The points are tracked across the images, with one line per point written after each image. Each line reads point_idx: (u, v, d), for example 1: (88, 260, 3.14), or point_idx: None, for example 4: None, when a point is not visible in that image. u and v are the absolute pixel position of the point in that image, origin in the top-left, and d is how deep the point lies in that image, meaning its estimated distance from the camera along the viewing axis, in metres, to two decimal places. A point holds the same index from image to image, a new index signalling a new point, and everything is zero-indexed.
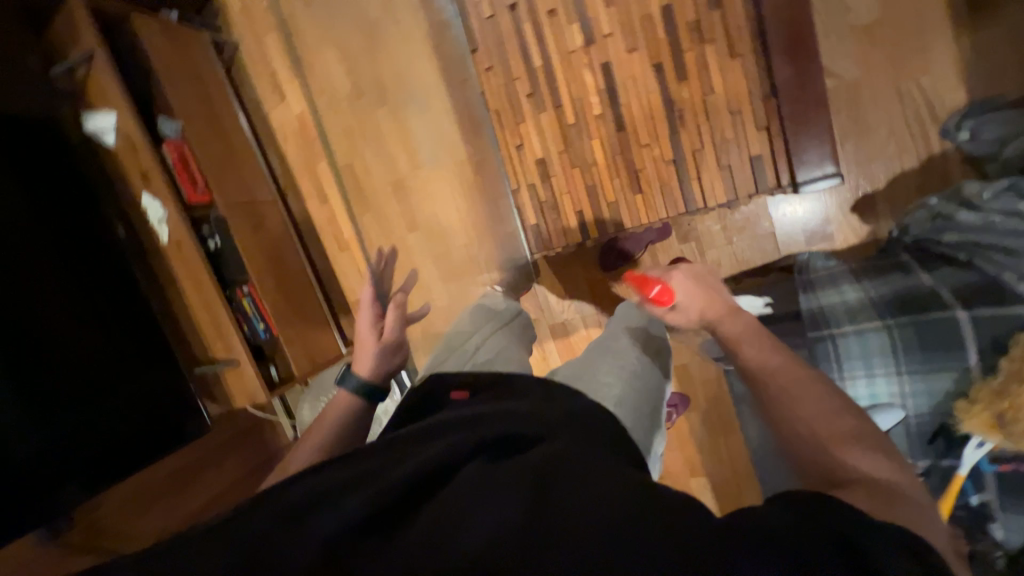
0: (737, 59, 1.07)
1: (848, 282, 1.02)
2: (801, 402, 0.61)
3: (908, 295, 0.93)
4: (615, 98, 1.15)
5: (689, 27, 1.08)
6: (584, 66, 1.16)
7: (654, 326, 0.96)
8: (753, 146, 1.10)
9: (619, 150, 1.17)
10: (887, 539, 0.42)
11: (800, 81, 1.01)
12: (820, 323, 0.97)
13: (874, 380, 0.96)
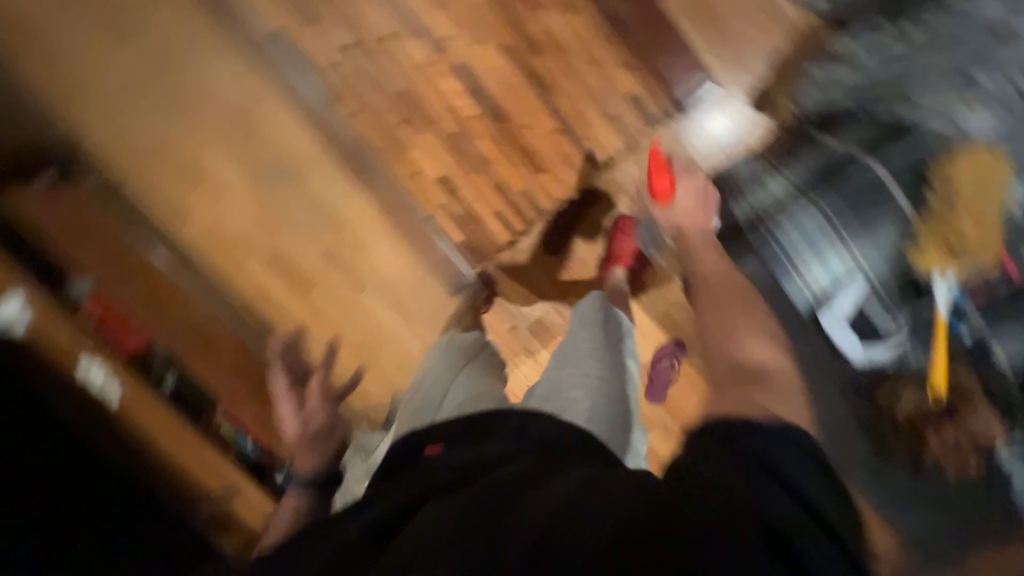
0: (578, 12, 1.15)
1: (769, 175, 1.09)
2: (717, 307, 0.98)
3: (825, 166, 1.04)
4: (480, 92, 1.18)
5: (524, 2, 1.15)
6: (441, 75, 1.18)
7: (612, 325, 0.97)
8: (623, 88, 1.18)
9: (508, 137, 1.21)
10: (790, 461, 0.63)
11: (643, 15, 1.17)
12: (758, 224, 1.06)
13: (824, 261, 1.02)
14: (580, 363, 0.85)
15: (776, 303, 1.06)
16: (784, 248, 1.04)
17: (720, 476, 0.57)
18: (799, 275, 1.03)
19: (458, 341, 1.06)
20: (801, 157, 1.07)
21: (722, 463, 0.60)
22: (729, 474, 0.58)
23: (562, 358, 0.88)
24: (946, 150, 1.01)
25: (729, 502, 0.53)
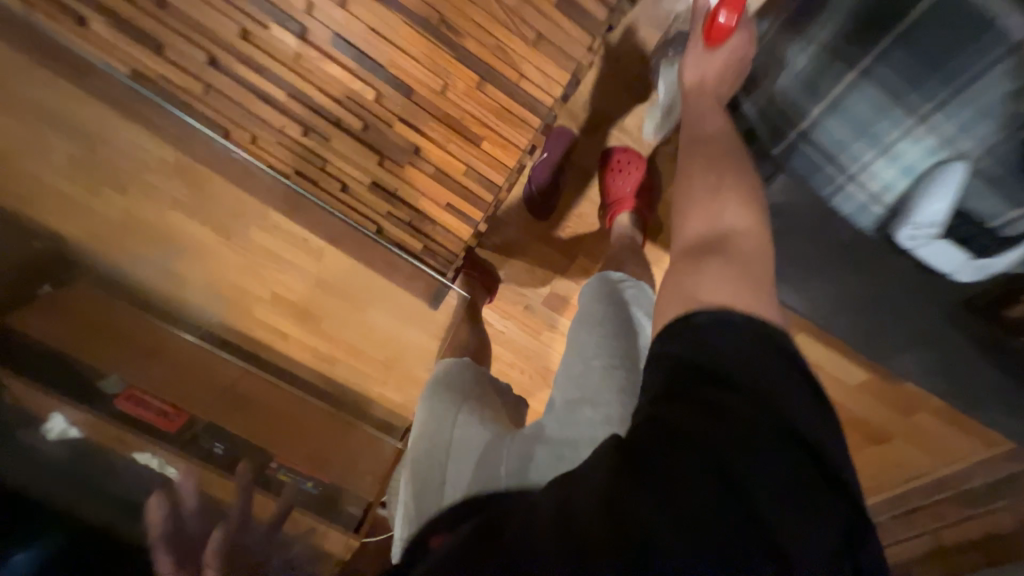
0: None
1: (793, 44, 0.81)
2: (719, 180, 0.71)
3: (875, 10, 0.75)
4: (371, 67, 0.76)
5: None
6: (316, 61, 0.78)
7: (623, 326, 0.82)
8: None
9: (425, 112, 0.80)
10: (803, 401, 0.52)
11: None
12: (793, 120, 0.83)
13: (884, 156, 0.85)
14: (593, 391, 0.72)
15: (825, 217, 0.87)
16: (830, 153, 0.84)
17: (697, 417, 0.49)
18: (853, 182, 0.87)
19: (453, 378, 0.94)
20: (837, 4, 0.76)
21: (680, 376, 0.53)
22: (750, 419, 0.49)
23: (573, 386, 0.76)
24: None
25: (707, 439, 0.48)
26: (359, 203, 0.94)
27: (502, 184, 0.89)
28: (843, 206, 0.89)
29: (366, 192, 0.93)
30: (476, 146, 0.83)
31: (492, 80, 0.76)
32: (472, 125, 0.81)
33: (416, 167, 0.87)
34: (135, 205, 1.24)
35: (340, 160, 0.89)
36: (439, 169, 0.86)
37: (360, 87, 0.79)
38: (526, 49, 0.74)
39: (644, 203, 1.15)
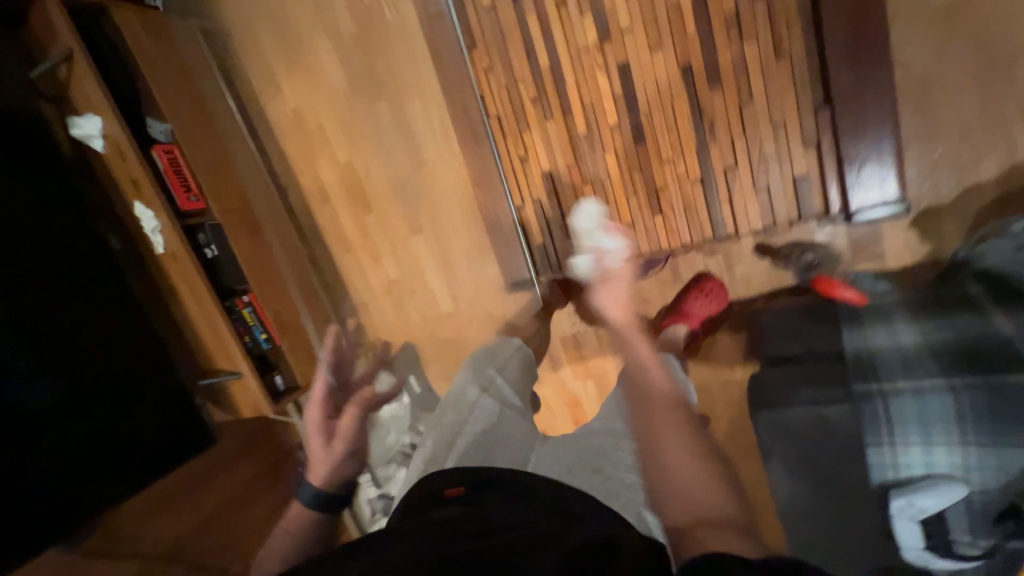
0: (783, 62, 0.80)
1: (904, 321, 0.89)
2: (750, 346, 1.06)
3: (977, 339, 0.77)
4: (632, 104, 0.89)
5: (726, 20, 0.81)
6: (597, 70, 0.90)
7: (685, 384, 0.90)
8: (796, 166, 0.85)
9: (637, 164, 0.92)
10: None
11: (858, 89, 0.78)
12: (867, 373, 0.80)
13: (931, 449, 0.73)
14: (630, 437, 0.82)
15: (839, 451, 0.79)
16: (892, 416, 0.75)
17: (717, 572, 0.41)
18: (888, 447, 0.75)
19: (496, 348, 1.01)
20: (947, 319, 0.85)
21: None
22: None
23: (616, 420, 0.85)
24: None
25: None
26: (523, 175, 1.01)
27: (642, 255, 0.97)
28: (866, 459, 0.77)
29: (536, 172, 1.00)
30: (650, 213, 0.94)
31: (703, 185, 0.90)
32: (657, 200, 0.93)
33: (592, 190, 0.97)
34: (305, 63, 1.57)
35: (541, 133, 0.96)
36: (612, 212, 0.96)
37: (608, 110, 0.90)
38: (749, 188, 0.88)
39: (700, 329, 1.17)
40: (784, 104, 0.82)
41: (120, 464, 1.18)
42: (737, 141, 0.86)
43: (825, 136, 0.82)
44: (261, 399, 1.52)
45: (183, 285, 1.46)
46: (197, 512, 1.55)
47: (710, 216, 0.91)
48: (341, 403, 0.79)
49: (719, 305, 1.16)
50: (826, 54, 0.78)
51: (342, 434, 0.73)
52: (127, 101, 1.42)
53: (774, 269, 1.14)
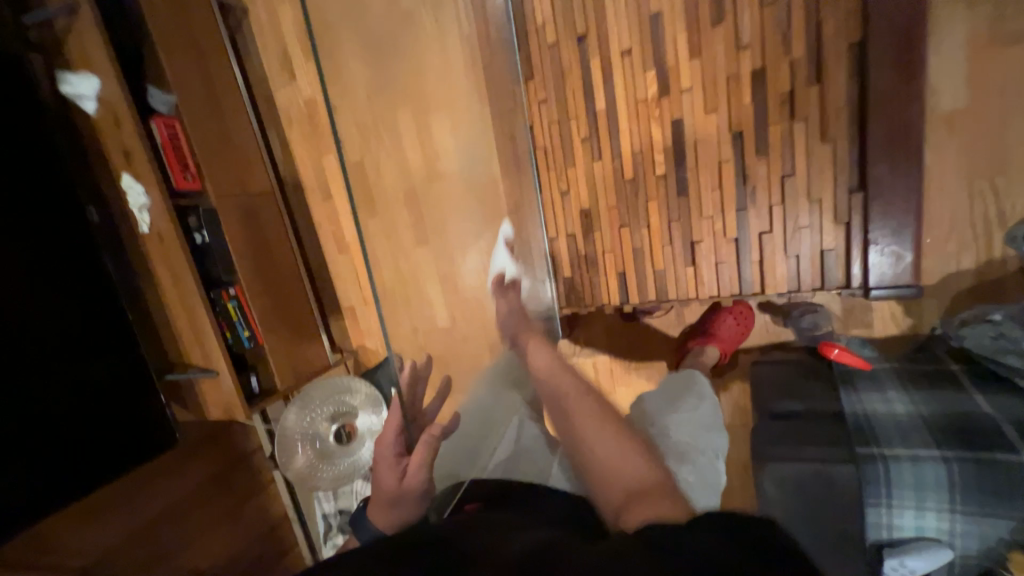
0: (828, 143, 0.99)
1: (896, 390, 0.98)
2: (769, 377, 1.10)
3: (962, 417, 0.86)
4: (681, 160, 1.09)
5: (781, 98, 1.01)
6: (652, 119, 1.10)
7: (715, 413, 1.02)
8: (826, 240, 1.04)
9: (675, 217, 1.12)
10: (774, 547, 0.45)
11: (892, 178, 0.97)
12: (868, 438, 0.87)
13: (923, 514, 0.81)
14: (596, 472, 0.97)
15: (844, 515, 0.83)
16: (891, 482, 0.82)
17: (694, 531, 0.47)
18: (886, 509, 0.82)
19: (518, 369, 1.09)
20: (935, 392, 0.94)
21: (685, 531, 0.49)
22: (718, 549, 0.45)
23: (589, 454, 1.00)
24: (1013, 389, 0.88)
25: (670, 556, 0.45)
26: (561, 209, 1.24)
27: (668, 297, 1.17)
28: (865, 519, 0.83)
29: (574, 207, 1.22)
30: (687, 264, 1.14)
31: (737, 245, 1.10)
32: (692, 250, 1.13)
33: (632, 232, 1.17)
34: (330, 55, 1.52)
35: (586, 170, 1.18)
36: (644, 254, 1.17)
37: (660, 165, 1.11)
38: (780, 253, 1.07)
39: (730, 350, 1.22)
40: (822, 182, 1.01)
41: (62, 466, 1.05)
42: (775, 208, 1.05)
43: (855, 217, 1.01)
44: (235, 401, 1.40)
45: (164, 271, 1.34)
46: (139, 516, 1.39)
47: (740, 272, 1.10)
48: (411, 441, 0.72)
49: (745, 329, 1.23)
50: (867, 148, 0.97)
51: (412, 479, 0.75)
52: (134, 66, 1.33)
53: (773, 325, 1.23)
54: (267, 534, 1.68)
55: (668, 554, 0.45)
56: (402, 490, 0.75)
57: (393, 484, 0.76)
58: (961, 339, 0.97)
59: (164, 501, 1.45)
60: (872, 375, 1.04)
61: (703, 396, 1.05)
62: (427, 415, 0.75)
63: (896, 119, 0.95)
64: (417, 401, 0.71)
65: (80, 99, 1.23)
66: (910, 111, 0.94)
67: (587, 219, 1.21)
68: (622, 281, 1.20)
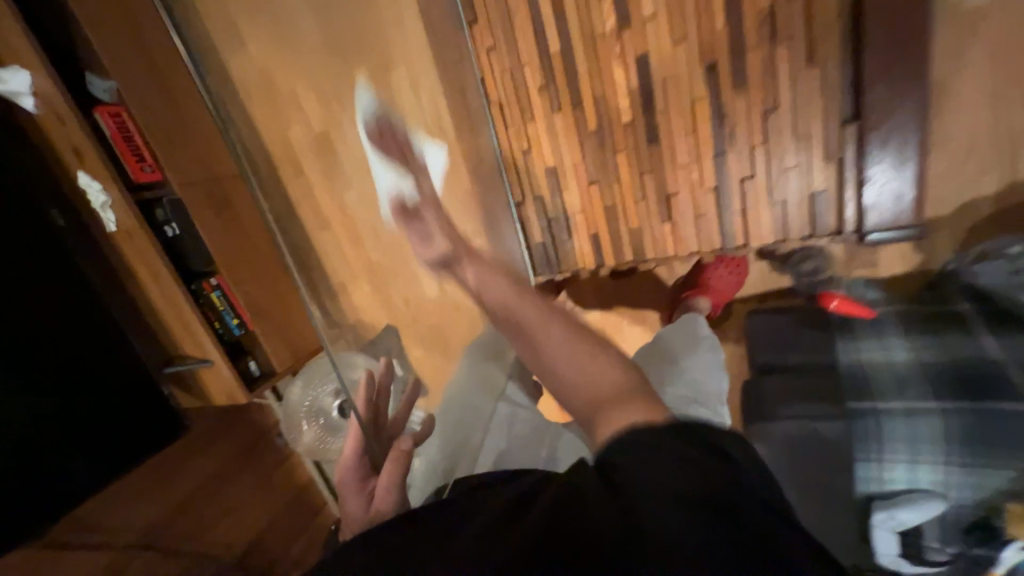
0: (815, 66, 0.88)
1: (896, 336, 0.92)
2: (761, 332, 1.03)
3: (966, 364, 0.81)
4: (650, 104, 0.99)
5: (759, 17, 0.88)
6: (614, 58, 0.98)
7: (709, 364, 0.94)
8: (817, 181, 0.95)
9: (648, 168, 1.03)
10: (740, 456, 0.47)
11: (892, 100, 0.85)
12: (861, 393, 0.82)
13: (915, 466, 0.78)
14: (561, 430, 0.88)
15: (833, 467, 0.81)
16: (883, 437, 0.78)
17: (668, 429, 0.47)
18: (876, 463, 0.80)
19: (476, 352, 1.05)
20: (939, 336, 0.88)
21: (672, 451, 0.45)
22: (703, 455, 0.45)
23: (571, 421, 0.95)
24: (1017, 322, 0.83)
25: (669, 470, 0.43)
26: (527, 169, 1.14)
27: (647, 257, 1.11)
28: (855, 474, 0.81)
29: (539, 167, 1.13)
30: (663, 220, 1.06)
31: (716, 194, 1.01)
32: (668, 204, 1.05)
33: (600, 190, 1.09)
34: None
35: (547, 124, 1.08)
36: (616, 211, 1.09)
37: (625, 113, 1.01)
38: (764, 200, 0.98)
39: (721, 302, 1.15)
40: (811, 114, 0.91)
41: (83, 464, 1.09)
42: (757, 148, 0.95)
43: (847, 153, 0.91)
44: (234, 387, 1.44)
45: (139, 269, 1.34)
46: (170, 498, 1.48)
47: (721, 224, 1.02)
48: (377, 458, 0.70)
49: (740, 278, 1.14)
50: (862, 67, 0.85)
51: (382, 502, 0.64)
52: (63, 53, 1.23)
53: (770, 272, 1.15)
54: (295, 501, 1.77)
55: (665, 459, 0.44)
56: (371, 514, 0.63)
57: (362, 513, 0.65)
58: (976, 276, 0.89)
59: (187, 485, 1.52)
60: (873, 321, 0.97)
61: (705, 341, 1.00)
62: (391, 429, 0.77)
63: (893, 27, 0.82)
64: (380, 413, 0.74)
65: (13, 96, 1.17)
66: (915, 16, 0.81)
67: (554, 178, 1.12)
68: (596, 242, 1.13)
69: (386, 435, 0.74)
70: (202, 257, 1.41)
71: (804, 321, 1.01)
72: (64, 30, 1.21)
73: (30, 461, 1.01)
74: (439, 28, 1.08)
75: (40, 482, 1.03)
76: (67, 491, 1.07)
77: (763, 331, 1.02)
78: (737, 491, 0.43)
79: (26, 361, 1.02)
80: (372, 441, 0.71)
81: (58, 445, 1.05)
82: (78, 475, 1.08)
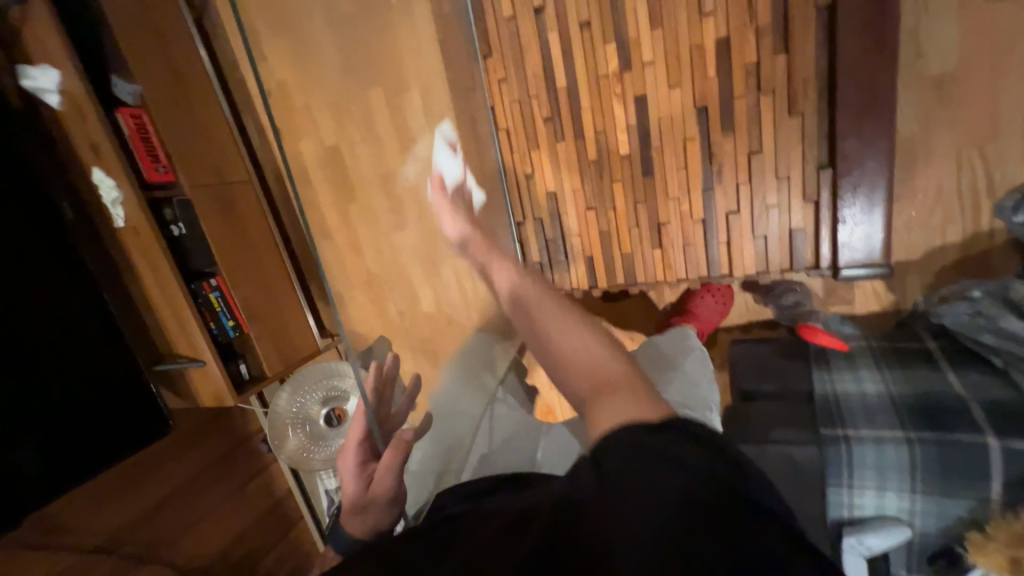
0: (797, 117, 0.96)
1: (868, 368, 0.97)
2: (743, 359, 1.07)
3: (930, 397, 0.86)
4: (646, 139, 1.06)
5: (747, 70, 0.97)
6: (615, 96, 1.07)
7: (697, 373, 0.98)
8: (797, 221, 1.02)
9: (642, 198, 1.10)
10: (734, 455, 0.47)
11: (864, 151, 0.94)
12: (834, 420, 0.87)
13: (884, 493, 0.82)
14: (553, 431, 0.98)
15: (807, 492, 0.85)
16: (853, 463, 0.83)
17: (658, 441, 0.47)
18: (847, 489, 0.84)
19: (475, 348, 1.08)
20: (906, 371, 0.94)
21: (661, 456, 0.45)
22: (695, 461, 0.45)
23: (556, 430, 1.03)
24: (976, 359, 0.89)
25: (659, 481, 0.44)
26: (528, 192, 1.21)
27: (637, 281, 1.16)
28: (827, 498, 0.85)
29: (541, 191, 1.19)
30: (654, 247, 1.13)
31: (705, 226, 1.08)
32: (659, 233, 1.11)
33: (596, 216, 1.15)
34: None
35: (550, 152, 1.15)
36: (611, 236, 1.15)
37: (623, 147, 1.08)
38: (749, 234, 1.05)
39: (708, 329, 1.19)
40: (792, 159, 0.99)
41: (63, 460, 1.08)
42: (743, 187, 1.03)
43: (823, 194, 0.99)
44: (223, 389, 1.43)
45: (141, 265, 1.36)
46: (142, 501, 1.44)
47: (708, 254, 1.09)
48: (378, 445, 0.71)
49: (726, 307, 1.20)
50: (837, 120, 0.93)
51: (379, 484, 0.71)
52: (91, 55, 1.29)
53: (753, 304, 1.20)
54: (271, 512, 1.73)
55: (654, 467, 0.45)
56: (369, 497, 0.70)
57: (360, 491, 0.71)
58: (939, 317, 0.94)
59: (162, 488, 1.49)
60: (847, 354, 1.02)
61: (694, 351, 1.03)
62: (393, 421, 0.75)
63: (865, 88, 0.91)
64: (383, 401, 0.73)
65: (41, 93, 1.21)
66: (885, 79, 0.91)
67: (554, 201, 1.18)
68: (591, 264, 1.19)
69: (390, 427, 0.73)
70: (204, 258, 1.43)
71: (784, 351, 1.07)
72: (96, 35, 1.27)
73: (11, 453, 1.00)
74: (454, 58, 1.16)
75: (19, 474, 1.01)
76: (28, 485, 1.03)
77: (747, 360, 1.07)
78: (728, 497, 0.43)
79: (20, 349, 1.02)
80: (377, 431, 0.71)
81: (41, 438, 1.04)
82: (58, 470, 1.07)
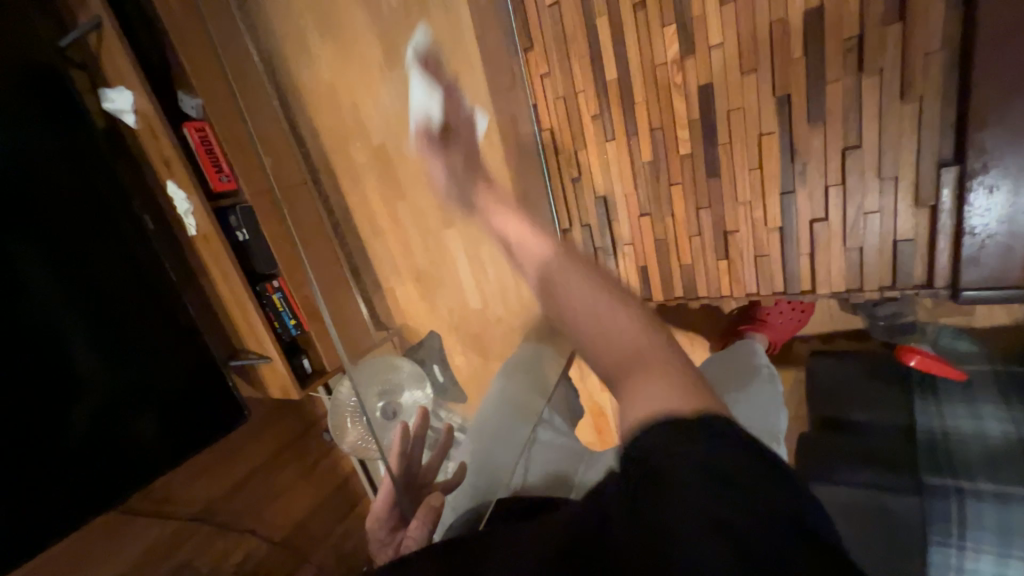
0: (907, 103, 0.81)
1: (991, 404, 0.88)
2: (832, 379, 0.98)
3: None
4: (712, 135, 0.94)
5: (844, 50, 0.82)
6: (675, 88, 0.95)
7: (766, 402, 0.86)
8: (902, 227, 0.88)
9: (705, 202, 0.99)
10: None
11: (1004, 142, 0.77)
12: (941, 463, 0.82)
13: (1006, 562, 0.78)
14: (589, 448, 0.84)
15: (900, 547, 0.81)
16: (964, 519, 0.79)
17: (684, 441, 0.40)
18: (957, 551, 0.79)
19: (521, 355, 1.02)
20: None
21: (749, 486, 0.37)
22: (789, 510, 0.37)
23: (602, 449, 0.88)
24: None
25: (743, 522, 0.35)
26: (575, 196, 1.13)
27: (698, 294, 1.06)
28: (929, 555, 0.81)
29: (589, 195, 1.11)
30: (717, 256, 1.02)
31: (782, 233, 0.95)
32: (725, 240, 1.00)
33: (651, 222, 1.06)
34: None
35: (599, 152, 1.06)
36: (668, 244, 1.06)
37: (681, 147, 0.98)
38: (837, 241, 0.92)
39: (780, 341, 1.07)
40: (898, 153, 0.84)
41: (156, 457, 1.10)
42: (832, 189, 0.89)
43: (943, 196, 0.83)
44: (290, 384, 1.55)
45: (213, 271, 1.48)
46: (228, 477, 1.60)
47: (786, 265, 0.96)
48: (407, 510, 0.71)
49: (804, 319, 1.06)
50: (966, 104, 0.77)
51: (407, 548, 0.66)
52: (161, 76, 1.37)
53: (841, 313, 1.05)
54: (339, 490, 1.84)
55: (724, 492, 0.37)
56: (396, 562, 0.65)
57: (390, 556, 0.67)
58: None
59: (241, 466, 1.64)
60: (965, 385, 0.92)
61: (763, 372, 0.93)
62: (426, 474, 0.78)
63: (1006, 63, 0.74)
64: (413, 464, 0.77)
65: (119, 117, 1.32)
66: None
67: (603, 206, 1.10)
68: (645, 274, 1.10)
69: (419, 486, 0.75)
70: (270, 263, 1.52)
71: (880, 371, 0.97)
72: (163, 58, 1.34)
73: (114, 457, 1.03)
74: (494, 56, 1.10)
75: (125, 475, 1.05)
76: (126, 480, 1.05)
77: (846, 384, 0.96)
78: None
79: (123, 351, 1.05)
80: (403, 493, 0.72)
81: (136, 441, 1.06)
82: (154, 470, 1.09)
